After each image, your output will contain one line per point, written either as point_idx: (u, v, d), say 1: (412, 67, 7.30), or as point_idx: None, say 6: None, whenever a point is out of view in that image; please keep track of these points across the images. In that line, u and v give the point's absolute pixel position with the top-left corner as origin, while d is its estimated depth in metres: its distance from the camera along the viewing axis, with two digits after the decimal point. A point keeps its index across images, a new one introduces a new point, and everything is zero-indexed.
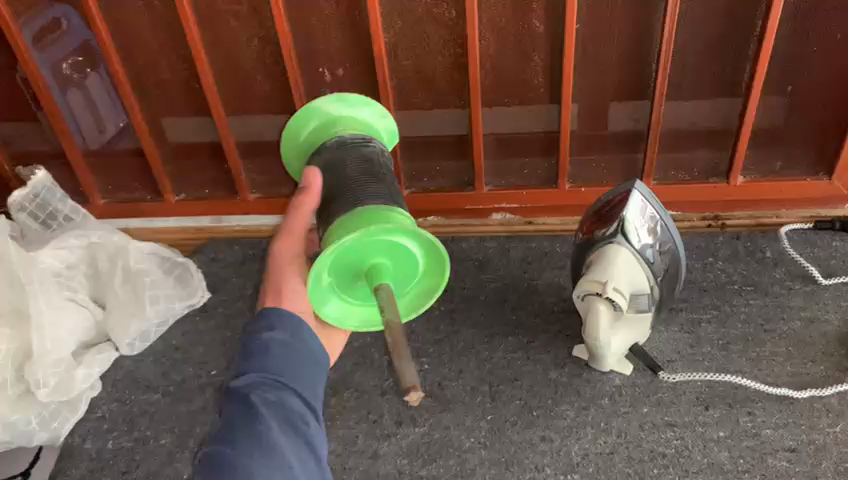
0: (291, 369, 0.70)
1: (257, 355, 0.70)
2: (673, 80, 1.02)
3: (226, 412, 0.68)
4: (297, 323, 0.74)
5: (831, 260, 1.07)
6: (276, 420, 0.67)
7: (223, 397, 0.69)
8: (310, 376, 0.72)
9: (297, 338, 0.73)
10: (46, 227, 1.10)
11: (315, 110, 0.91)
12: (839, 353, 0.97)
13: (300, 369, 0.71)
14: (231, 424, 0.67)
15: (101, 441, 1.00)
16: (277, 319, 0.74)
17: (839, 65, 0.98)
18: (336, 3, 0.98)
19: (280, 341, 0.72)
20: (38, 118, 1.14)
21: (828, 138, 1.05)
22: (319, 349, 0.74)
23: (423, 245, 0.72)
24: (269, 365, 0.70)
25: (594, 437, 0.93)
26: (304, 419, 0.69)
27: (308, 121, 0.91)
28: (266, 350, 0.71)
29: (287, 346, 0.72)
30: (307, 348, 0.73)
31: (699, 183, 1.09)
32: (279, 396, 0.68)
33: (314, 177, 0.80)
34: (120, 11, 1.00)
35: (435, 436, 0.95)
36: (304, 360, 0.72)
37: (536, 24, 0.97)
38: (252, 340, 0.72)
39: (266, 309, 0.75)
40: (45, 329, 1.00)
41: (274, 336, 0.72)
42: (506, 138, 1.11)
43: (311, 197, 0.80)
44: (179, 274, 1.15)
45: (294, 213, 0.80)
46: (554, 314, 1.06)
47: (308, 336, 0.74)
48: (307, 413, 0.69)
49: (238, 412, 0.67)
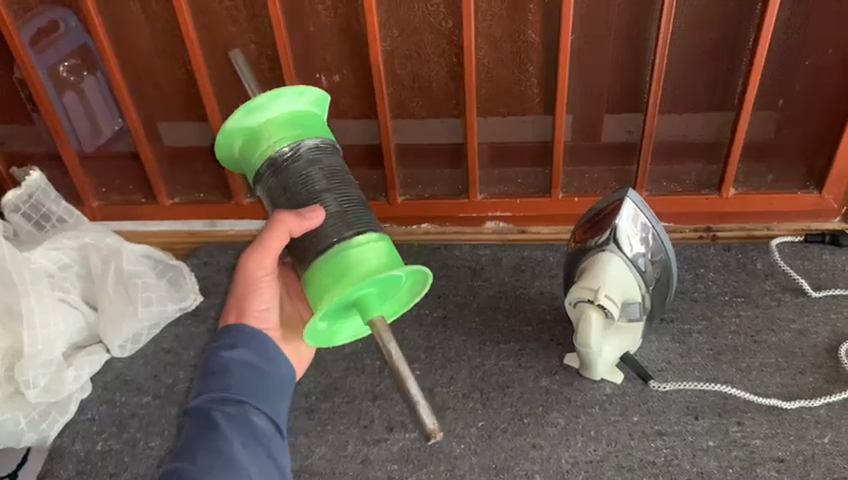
0: (255, 387, 0.70)
1: (219, 374, 0.69)
2: (667, 93, 1.03)
3: (186, 428, 0.68)
4: (264, 342, 0.72)
5: (820, 273, 1.08)
6: (238, 438, 0.67)
7: (185, 412, 0.69)
8: (274, 392, 0.71)
9: (260, 356, 0.72)
10: (39, 228, 1.10)
11: (232, 128, 0.80)
12: (828, 365, 0.99)
13: (265, 386, 0.70)
14: (192, 440, 0.67)
15: (90, 443, 1.00)
16: (241, 336, 0.72)
17: (830, 80, 1.00)
18: (334, 12, 0.98)
19: (243, 360, 0.71)
20: (34, 120, 1.14)
21: (819, 152, 1.07)
22: (284, 366, 0.73)
23: (381, 270, 0.74)
24: (232, 384, 0.69)
25: (584, 444, 0.93)
26: (267, 435, 0.69)
27: (231, 137, 0.81)
28: (228, 369, 0.69)
29: (250, 364, 0.71)
30: (271, 363, 0.72)
31: (690, 193, 1.10)
32: (243, 414, 0.68)
33: (317, 215, 0.74)
34: (119, 14, 1.00)
35: (426, 443, 0.95)
36: (268, 377, 0.71)
37: (532, 36, 0.98)
38: (213, 357, 0.70)
39: (231, 326, 0.73)
40: (36, 329, 0.99)
41: (236, 354, 0.71)
42: (501, 146, 1.11)
43: (296, 223, 0.73)
44: (171, 277, 1.14)
45: (279, 231, 0.73)
46: (545, 322, 1.07)
47: (272, 352, 0.73)
48: (269, 429, 0.69)
49: (199, 429, 0.67)
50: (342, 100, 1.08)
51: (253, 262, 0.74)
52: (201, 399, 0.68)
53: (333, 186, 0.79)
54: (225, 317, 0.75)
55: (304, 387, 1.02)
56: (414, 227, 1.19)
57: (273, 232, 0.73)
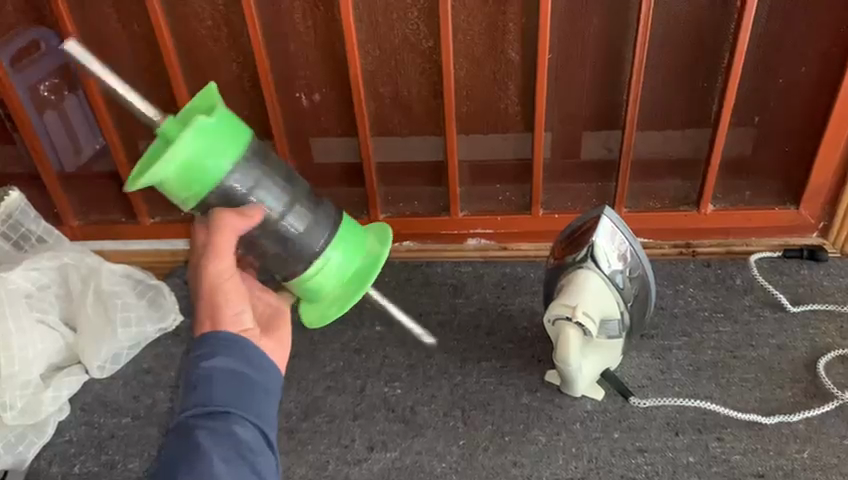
0: (239, 396, 0.67)
1: (200, 386, 0.67)
2: (644, 110, 1.04)
3: (170, 448, 0.65)
4: (244, 346, 0.70)
5: (799, 287, 1.09)
6: (222, 455, 0.64)
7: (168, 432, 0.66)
8: (260, 400, 0.69)
9: (243, 362, 0.69)
10: (17, 248, 1.08)
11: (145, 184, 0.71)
12: (807, 379, 0.99)
13: (250, 393, 0.68)
14: (176, 460, 0.64)
15: (67, 466, 0.98)
16: (221, 344, 0.69)
17: (806, 97, 1.01)
18: (315, 32, 0.99)
19: (224, 368, 0.68)
20: (14, 140, 1.14)
21: (794, 169, 1.08)
22: (268, 369, 0.71)
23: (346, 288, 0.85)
24: (215, 395, 0.66)
25: (565, 462, 0.93)
26: (253, 447, 0.66)
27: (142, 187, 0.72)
28: (210, 379, 0.67)
29: (231, 372, 0.68)
30: (254, 370, 0.70)
31: (670, 210, 1.11)
32: (228, 426, 0.65)
33: (260, 210, 0.77)
34: (100, 34, 1.00)
35: (406, 462, 0.95)
36: (254, 385, 0.69)
37: (512, 55, 0.99)
38: (193, 367, 0.68)
39: (209, 334, 0.70)
40: (13, 349, 0.99)
41: (217, 362, 0.68)
42: (479, 165, 1.12)
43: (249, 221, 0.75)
44: (151, 297, 1.13)
45: (232, 229, 0.73)
46: (526, 339, 1.07)
47: (255, 357, 0.70)
48: (257, 440, 0.67)
49: (182, 448, 0.64)
50: (323, 118, 1.09)
51: (217, 269, 0.73)
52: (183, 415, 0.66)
53: (288, 201, 0.82)
54: (200, 325, 0.72)
55: (285, 406, 1.01)
56: (397, 244, 1.19)
57: (226, 231, 0.73)
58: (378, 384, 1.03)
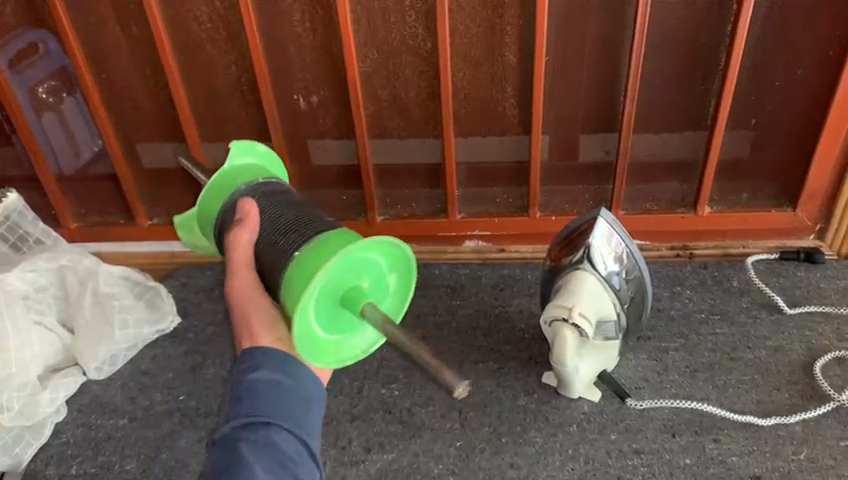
0: (281, 407, 0.64)
1: (244, 398, 0.64)
2: (641, 112, 1.04)
3: (215, 460, 0.64)
4: (287, 359, 0.68)
5: (796, 289, 1.09)
6: (263, 466, 0.62)
7: (213, 443, 0.65)
8: (303, 409, 0.66)
9: (286, 374, 0.67)
10: (16, 250, 1.08)
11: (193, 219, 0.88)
12: (804, 381, 0.99)
13: (293, 404, 0.65)
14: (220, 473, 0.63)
15: (65, 468, 0.98)
16: (262, 358, 0.67)
17: (803, 100, 1.01)
18: (313, 33, 0.99)
19: (267, 380, 0.66)
20: (12, 141, 1.14)
21: (791, 171, 1.08)
22: (310, 379, 0.68)
23: (332, 303, 0.69)
24: (257, 406, 0.64)
25: (562, 463, 0.93)
26: (295, 457, 0.64)
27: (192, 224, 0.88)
28: (254, 391, 0.65)
29: (274, 383, 0.65)
30: (295, 380, 0.67)
31: (665, 212, 1.11)
32: (269, 437, 0.63)
33: (251, 204, 0.76)
34: (98, 35, 1.01)
35: (403, 463, 0.95)
36: (297, 395, 0.66)
37: (509, 56, 0.99)
38: (237, 379, 0.66)
39: (251, 347, 0.68)
40: (11, 351, 0.99)
41: (260, 374, 0.66)
42: (477, 166, 1.12)
43: (247, 227, 0.75)
44: (149, 298, 1.13)
45: (239, 242, 0.74)
46: (524, 341, 1.07)
47: (297, 368, 0.68)
48: (299, 450, 0.64)
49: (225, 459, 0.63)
50: (321, 121, 1.09)
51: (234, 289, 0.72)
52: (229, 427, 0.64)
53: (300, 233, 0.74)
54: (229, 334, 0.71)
55: None
56: None
57: (241, 250, 0.74)
58: (375, 385, 1.03)
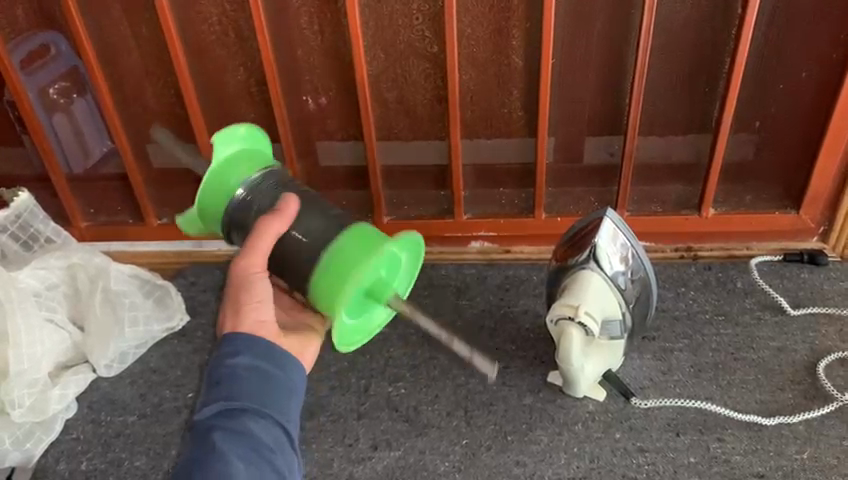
0: (259, 393, 0.69)
1: (225, 382, 0.69)
2: (646, 115, 1.05)
3: (193, 441, 0.69)
4: (270, 346, 0.72)
5: (799, 291, 1.10)
6: (239, 456, 0.67)
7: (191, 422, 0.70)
8: (282, 397, 0.71)
9: (266, 361, 0.71)
10: (26, 249, 1.09)
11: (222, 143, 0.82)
12: (807, 381, 1.00)
13: (272, 391, 0.70)
14: (196, 452, 0.68)
15: (75, 463, 1.00)
16: (244, 344, 0.71)
17: (806, 103, 1.02)
18: (321, 35, 1.00)
19: (247, 366, 0.70)
20: (23, 141, 1.15)
21: (795, 173, 1.09)
22: (291, 367, 0.72)
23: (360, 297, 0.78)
24: (235, 392, 0.69)
25: (567, 461, 0.94)
26: (271, 446, 0.68)
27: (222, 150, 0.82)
28: (234, 376, 0.69)
29: (254, 369, 0.70)
30: (276, 367, 0.71)
31: (670, 214, 1.12)
32: (246, 427, 0.68)
33: (291, 203, 0.76)
34: (110, 37, 1.02)
35: (410, 461, 0.96)
36: (276, 384, 0.71)
37: (515, 60, 1.01)
38: (219, 363, 0.71)
39: (233, 335, 0.72)
40: (22, 346, 0.99)
41: (240, 361, 0.70)
42: (484, 167, 1.13)
43: (280, 221, 0.74)
44: (158, 296, 1.15)
45: (266, 229, 0.73)
46: (529, 340, 1.08)
47: (278, 357, 0.72)
48: (277, 439, 0.69)
49: (202, 444, 0.68)
50: (329, 122, 1.10)
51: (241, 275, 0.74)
52: (208, 410, 0.69)
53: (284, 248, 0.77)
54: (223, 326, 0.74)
55: None
56: None
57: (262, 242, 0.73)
58: (382, 384, 1.04)
